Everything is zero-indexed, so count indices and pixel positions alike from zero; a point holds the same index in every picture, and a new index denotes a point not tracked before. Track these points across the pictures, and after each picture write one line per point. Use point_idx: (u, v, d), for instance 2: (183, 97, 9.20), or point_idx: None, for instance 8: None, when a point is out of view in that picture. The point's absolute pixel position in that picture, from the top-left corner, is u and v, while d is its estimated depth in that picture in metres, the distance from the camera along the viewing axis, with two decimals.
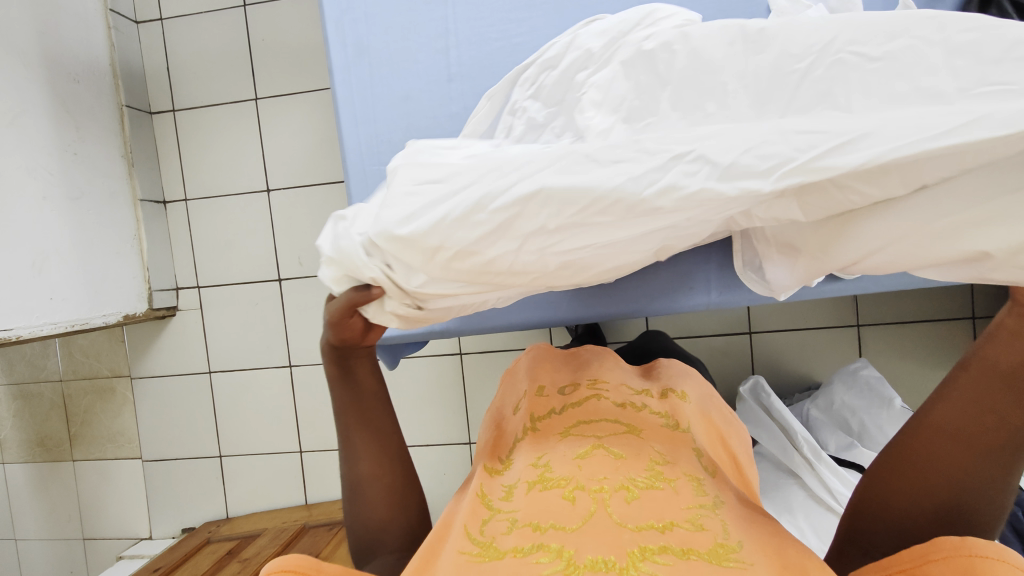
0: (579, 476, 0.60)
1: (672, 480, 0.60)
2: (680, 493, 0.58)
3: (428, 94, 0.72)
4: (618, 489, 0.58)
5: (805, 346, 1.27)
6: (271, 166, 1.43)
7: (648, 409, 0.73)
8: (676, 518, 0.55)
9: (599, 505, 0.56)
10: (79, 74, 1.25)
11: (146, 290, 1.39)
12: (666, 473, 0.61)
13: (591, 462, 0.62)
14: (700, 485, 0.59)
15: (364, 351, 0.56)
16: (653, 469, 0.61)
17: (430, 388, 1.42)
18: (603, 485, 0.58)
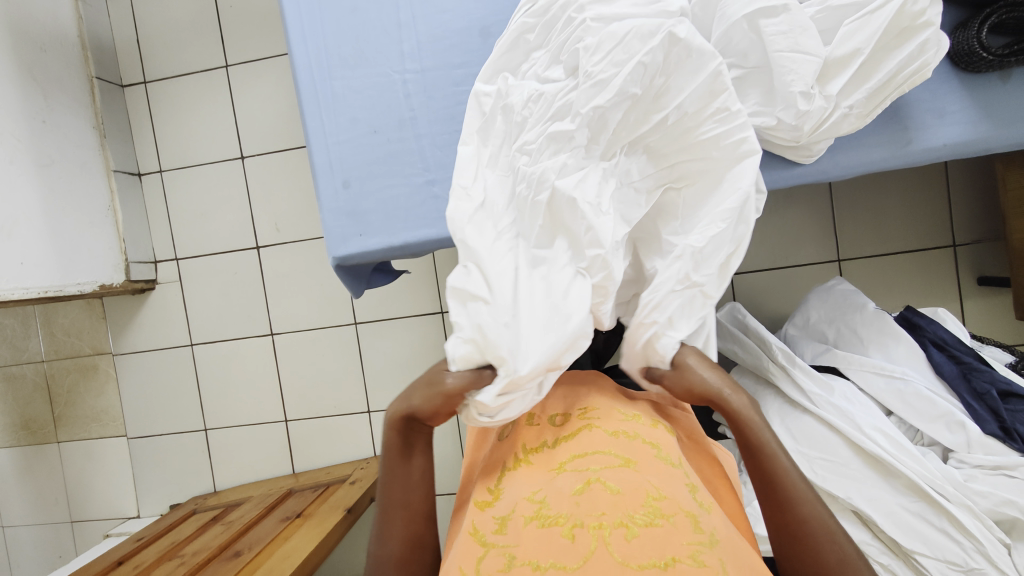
0: (579, 513, 0.56)
1: (672, 513, 0.56)
2: (680, 527, 0.55)
3: (375, 3, 0.71)
4: (617, 527, 0.55)
5: (788, 285, 1.26)
6: (244, 134, 1.42)
7: (642, 437, 0.64)
8: (677, 552, 0.54)
9: (599, 543, 0.55)
10: (45, 43, 1.25)
11: (123, 261, 1.38)
12: (667, 508, 0.56)
13: (590, 496, 0.57)
14: (699, 520, 0.56)
15: (424, 431, 0.63)
16: (653, 503, 0.57)
17: (412, 348, 1.41)
18: (603, 522, 0.55)
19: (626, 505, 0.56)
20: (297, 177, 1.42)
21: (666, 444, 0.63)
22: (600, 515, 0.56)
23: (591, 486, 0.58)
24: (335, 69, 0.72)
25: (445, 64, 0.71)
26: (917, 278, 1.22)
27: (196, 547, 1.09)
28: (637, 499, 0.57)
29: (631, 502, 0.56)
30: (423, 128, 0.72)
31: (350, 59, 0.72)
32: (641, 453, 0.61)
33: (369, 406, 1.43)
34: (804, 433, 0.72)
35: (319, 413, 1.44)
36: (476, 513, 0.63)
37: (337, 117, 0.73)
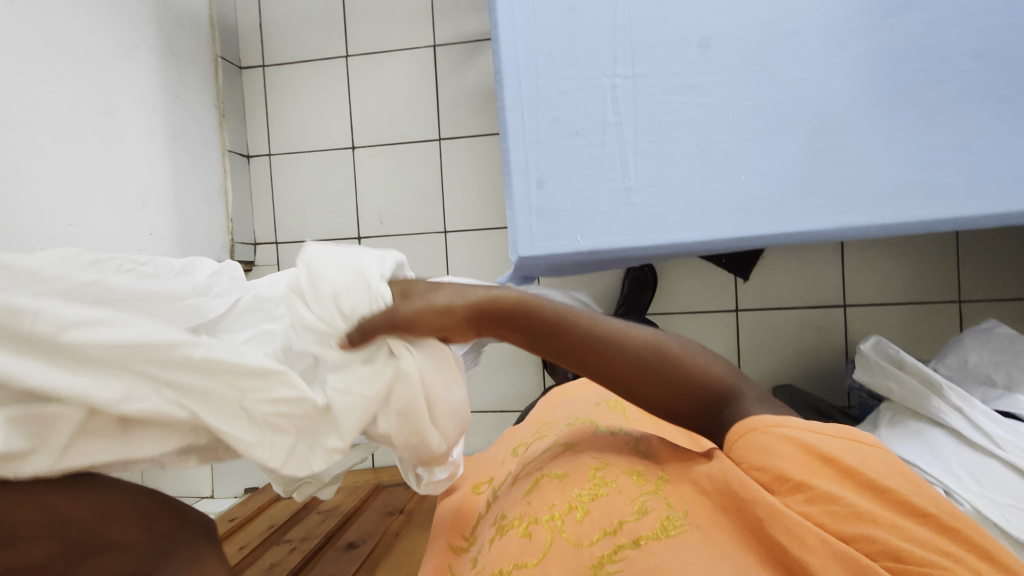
0: (533, 511, 0.57)
1: (615, 479, 0.56)
2: (624, 488, 0.54)
3: (594, 6, 0.71)
4: (569, 511, 0.54)
5: (901, 322, 1.25)
6: (358, 124, 1.43)
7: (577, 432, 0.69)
8: (623, 513, 0.51)
9: (555, 534, 0.53)
10: (183, 19, 1.27)
11: (228, 241, 1.39)
12: (608, 475, 0.57)
13: (540, 494, 0.59)
14: (643, 474, 0.56)
15: None
16: (596, 475, 0.57)
17: (511, 351, 1.41)
18: (556, 511, 0.55)
19: (574, 489, 0.57)
20: (405, 172, 1.42)
21: (608, 438, 0.65)
22: (552, 507, 0.56)
23: (542, 484, 0.60)
24: (544, 69, 0.72)
25: (660, 73, 0.70)
26: None
27: (301, 534, 1.09)
28: (583, 478, 0.57)
29: (577, 483, 0.57)
30: (629, 134, 0.71)
31: (561, 60, 0.72)
32: (583, 444, 0.64)
33: None
34: (992, 477, 0.70)
35: None
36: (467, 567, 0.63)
37: (539, 116, 0.72)
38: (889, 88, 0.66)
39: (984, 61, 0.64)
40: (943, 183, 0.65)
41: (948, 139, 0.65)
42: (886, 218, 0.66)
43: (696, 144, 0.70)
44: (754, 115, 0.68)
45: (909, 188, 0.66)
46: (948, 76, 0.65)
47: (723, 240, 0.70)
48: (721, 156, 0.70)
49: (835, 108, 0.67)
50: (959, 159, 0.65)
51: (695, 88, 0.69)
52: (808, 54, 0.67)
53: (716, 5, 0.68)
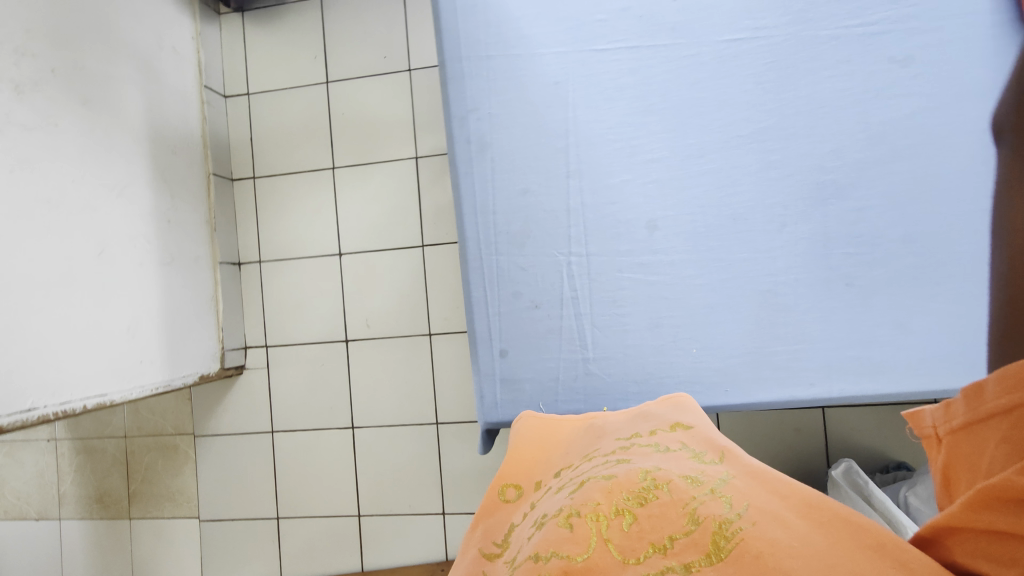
0: (575, 504, 0.49)
1: (666, 482, 0.48)
2: (677, 493, 0.47)
3: (548, 190, 0.75)
4: (613, 514, 0.47)
5: (882, 423, 1.25)
6: (344, 231, 1.48)
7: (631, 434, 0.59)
8: (676, 527, 0.44)
9: (599, 537, 0.45)
10: (176, 145, 1.34)
11: (219, 349, 1.43)
12: (661, 478, 0.49)
13: (582, 488, 0.51)
14: (698, 477, 0.48)
15: None
16: (647, 477, 0.49)
17: (496, 452, 1.42)
18: (599, 508, 0.47)
19: (619, 487, 0.49)
20: (390, 277, 1.46)
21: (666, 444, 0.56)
22: (595, 504, 0.48)
23: (587, 482, 0.52)
24: (503, 247, 0.76)
25: (611, 252, 0.74)
26: None
27: None
28: (632, 477, 0.50)
29: (624, 482, 0.49)
30: (585, 308, 0.74)
31: (519, 238, 0.76)
32: (634, 449, 0.56)
33: (443, 506, 1.43)
34: None
35: (394, 509, 1.45)
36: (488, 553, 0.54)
37: (500, 290, 0.76)
38: (826, 269, 0.69)
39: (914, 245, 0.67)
40: (885, 360, 0.68)
41: (885, 318, 0.68)
42: (834, 391, 0.69)
43: (649, 318, 0.73)
44: (702, 291, 0.72)
45: (853, 363, 0.69)
46: (881, 257, 0.68)
47: None
48: (673, 331, 0.73)
49: (779, 285, 0.70)
50: (897, 338, 0.68)
51: (647, 267, 0.73)
52: (749, 236, 0.71)
53: (661, 189, 0.72)
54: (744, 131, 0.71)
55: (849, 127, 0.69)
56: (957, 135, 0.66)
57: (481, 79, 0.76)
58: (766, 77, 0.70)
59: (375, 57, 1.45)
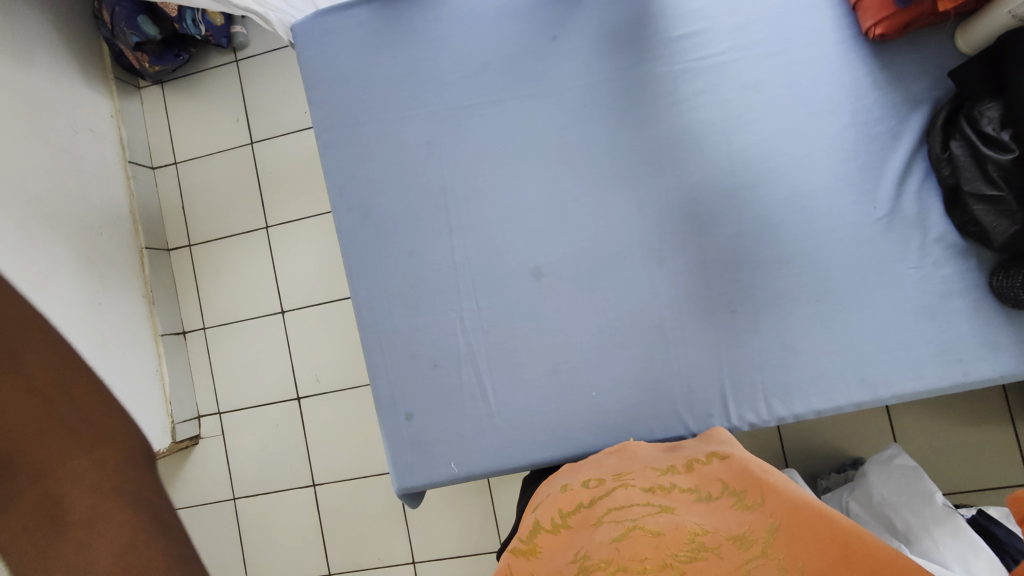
0: (620, 558, 0.52)
1: (717, 544, 0.51)
2: (727, 556, 0.50)
3: (434, 250, 0.74)
4: (661, 567, 0.51)
5: (835, 421, 1.25)
6: (284, 289, 1.47)
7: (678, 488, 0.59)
8: None
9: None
10: (102, 226, 1.34)
11: (170, 422, 1.42)
12: (709, 541, 0.52)
13: (628, 544, 0.53)
14: (748, 535, 0.51)
15: None
16: (694, 538, 0.52)
17: (460, 493, 1.40)
18: (646, 564, 0.51)
19: (667, 545, 0.52)
20: (334, 329, 1.45)
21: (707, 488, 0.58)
22: (642, 558, 0.52)
23: (631, 534, 0.54)
24: (396, 309, 0.75)
25: (501, 303, 0.73)
26: (964, 407, 1.22)
27: None
28: (679, 537, 0.53)
29: (672, 541, 0.53)
30: (482, 362, 0.73)
31: (411, 298, 0.75)
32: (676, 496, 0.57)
33: (412, 555, 1.41)
34: None
35: (363, 563, 1.42)
36: None
37: (397, 353, 0.75)
38: (709, 298, 0.69)
39: (791, 266, 0.68)
40: (779, 382, 0.68)
41: (773, 341, 0.68)
42: (732, 417, 0.68)
43: (546, 365, 0.72)
44: (594, 332, 0.72)
45: (749, 388, 0.68)
46: (763, 282, 0.68)
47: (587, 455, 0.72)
48: (571, 375, 0.72)
49: (665, 319, 0.70)
50: (787, 360, 0.67)
51: (541, 314, 0.72)
52: (632, 274, 0.71)
53: (540, 238, 0.72)
54: (613, 172, 0.71)
55: (717, 157, 0.69)
56: (818, 153, 0.67)
57: (354, 145, 0.75)
58: (626, 113, 0.71)
59: (295, 113, 1.47)
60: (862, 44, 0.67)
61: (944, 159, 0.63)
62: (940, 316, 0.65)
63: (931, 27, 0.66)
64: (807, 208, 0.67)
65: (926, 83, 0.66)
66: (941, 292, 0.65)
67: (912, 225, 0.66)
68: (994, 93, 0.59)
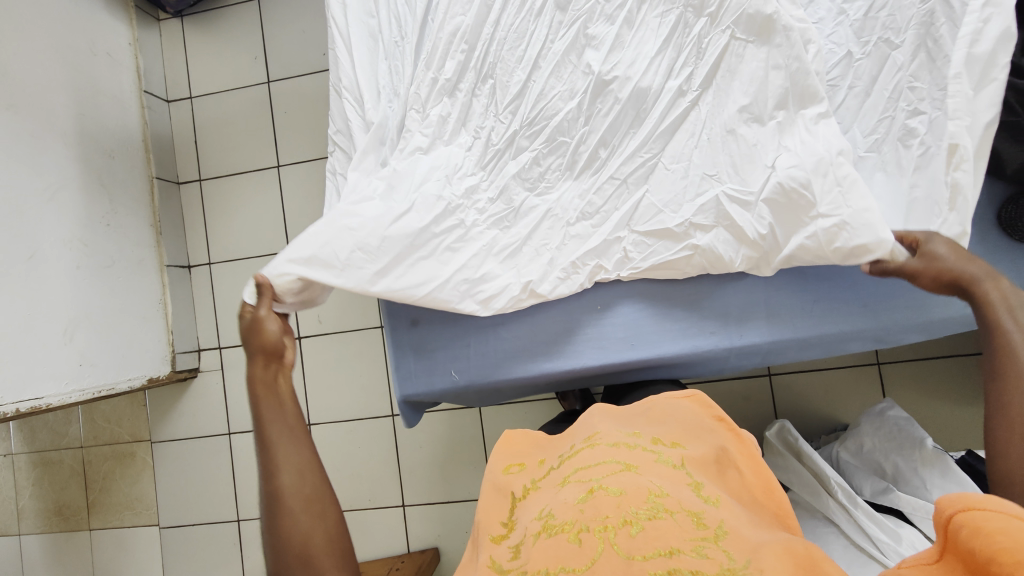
0: (583, 518, 0.52)
1: (675, 509, 0.52)
2: (684, 524, 0.51)
3: None
4: (621, 524, 0.51)
5: (828, 388, 1.26)
6: (292, 229, 1.47)
7: (642, 447, 0.62)
8: (681, 544, 0.49)
9: (606, 545, 0.50)
10: (114, 149, 1.33)
11: (169, 351, 1.42)
12: (668, 504, 0.53)
13: (593, 500, 0.53)
14: (702, 517, 0.52)
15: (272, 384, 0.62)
16: (655, 498, 0.53)
17: (452, 440, 1.42)
18: (608, 522, 0.51)
19: (628, 503, 0.52)
20: None
21: (667, 463, 0.60)
22: (603, 517, 0.51)
23: (595, 493, 0.54)
24: None
25: None
26: (959, 381, 1.23)
27: None
28: (639, 496, 0.53)
29: (633, 499, 0.53)
30: None
31: None
32: (640, 459, 0.59)
33: (402, 498, 1.42)
34: None
35: (353, 505, 1.44)
36: (492, 548, 0.58)
37: None
38: None
39: None
40: (782, 304, 0.69)
41: None
42: (733, 337, 0.69)
43: None
44: None
45: (751, 310, 0.69)
46: None
47: (589, 368, 0.73)
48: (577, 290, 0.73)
49: None
50: (792, 282, 0.69)
51: None
52: None
53: None
54: None
55: None
56: None
57: None
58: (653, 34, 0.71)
59: (313, 55, 1.47)
60: None
61: None
62: None
63: None
64: None
65: None
66: None
67: None
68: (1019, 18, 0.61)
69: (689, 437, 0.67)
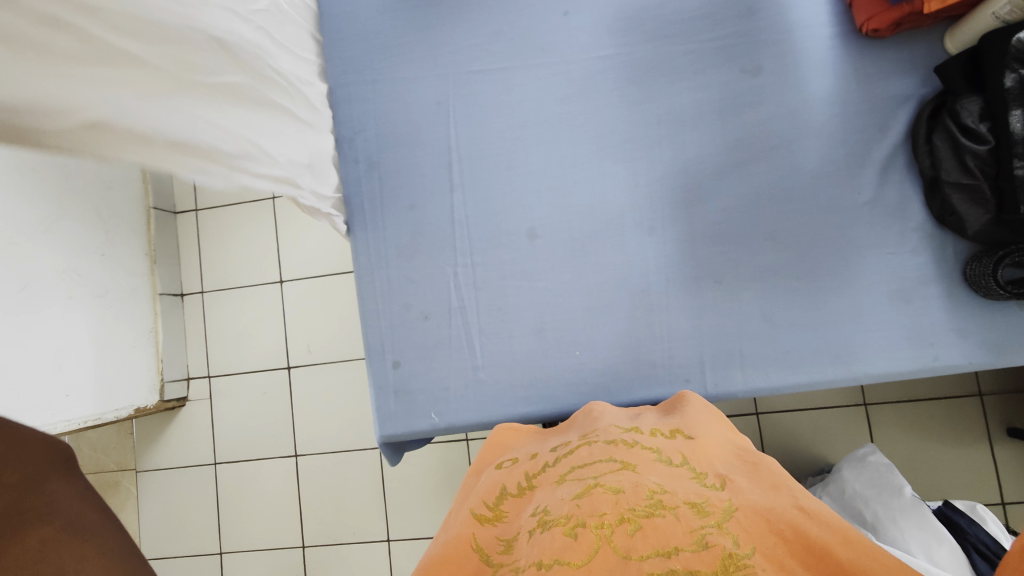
0: (580, 514, 0.46)
1: (674, 503, 0.46)
2: (684, 517, 0.45)
3: (434, 206, 0.77)
4: (618, 522, 0.44)
5: (814, 427, 1.27)
6: (284, 259, 1.49)
7: (640, 445, 0.57)
8: (682, 541, 0.42)
9: (602, 542, 0.43)
10: (112, 181, 1.36)
11: (159, 380, 1.43)
12: (668, 499, 0.47)
13: (589, 497, 0.48)
14: (704, 506, 0.47)
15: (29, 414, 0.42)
16: (654, 495, 0.47)
17: (440, 474, 1.41)
18: (605, 519, 0.44)
19: (626, 500, 0.46)
20: (330, 303, 1.47)
21: (671, 458, 0.55)
22: (600, 513, 0.45)
23: (592, 490, 0.48)
24: (391, 260, 0.77)
25: (494, 260, 0.76)
26: (944, 422, 1.23)
27: None
28: (639, 493, 0.47)
29: (631, 496, 0.47)
30: (472, 316, 0.76)
31: (408, 251, 0.77)
32: (639, 458, 0.54)
33: (386, 532, 1.41)
34: None
35: (337, 539, 1.42)
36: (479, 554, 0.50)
37: (390, 303, 0.77)
38: (695, 266, 0.72)
39: (774, 242, 0.71)
40: (756, 353, 0.70)
41: (753, 311, 0.70)
42: (708, 385, 0.70)
43: (533, 322, 0.75)
44: (582, 294, 0.74)
45: (727, 358, 0.70)
46: (745, 255, 0.71)
47: (567, 413, 0.74)
48: (557, 333, 0.74)
49: (651, 285, 0.73)
50: (766, 331, 0.70)
51: (534, 273, 0.75)
52: (622, 239, 0.74)
53: (536, 199, 0.75)
54: (611, 142, 0.74)
55: (712, 134, 0.72)
56: (808, 137, 0.71)
57: (369, 101, 0.78)
58: (631, 89, 0.74)
59: None
60: (857, 40, 0.71)
61: (925, 151, 0.66)
62: (914, 301, 0.68)
63: (922, 28, 0.70)
64: (795, 191, 0.70)
65: (916, 81, 0.69)
66: (917, 277, 0.68)
67: (891, 211, 0.69)
68: (973, 89, 0.63)
69: (690, 426, 0.61)
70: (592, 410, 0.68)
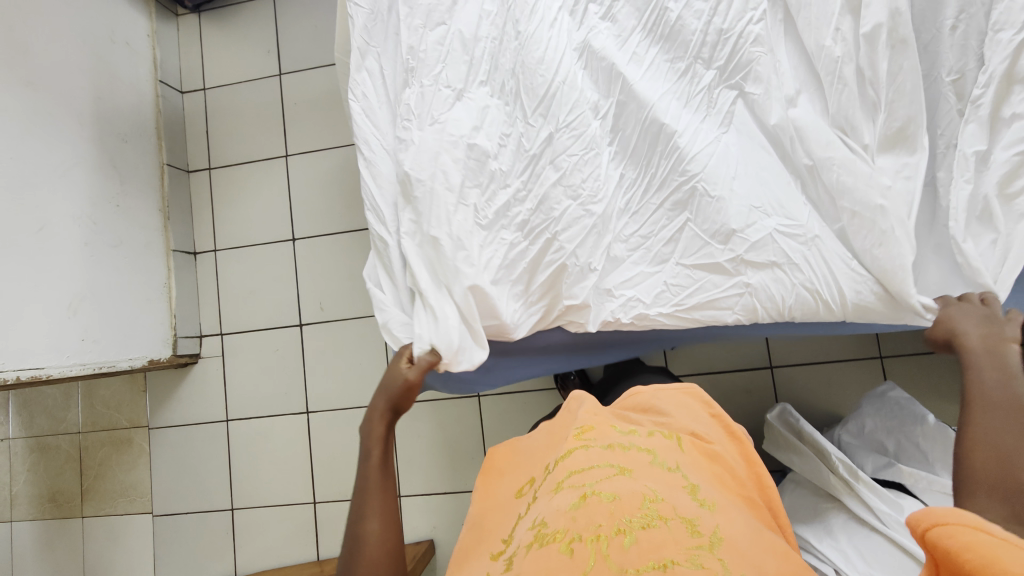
0: (575, 526, 0.49)
1: (669, 516, 0.50)
2: (676, 533, 0.48)
3: None
4: (614, 534, 0.48)
5: (829, 381, 1.25)
6: (296, 217, 1.49)
7: (635, 447, 0.59)
8: (674, 556, 0.46)
9: (599, 557, 0.47)
10: (127, 134, 1.36)
11: (171, 334, 1.43)
12: (663, 511, 0.50)
13: (585, 508, 0.51)
14: (697, 525, 0.49)
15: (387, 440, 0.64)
16: (648, 505, 0.51)
17: (451, 430, 1.41)
18: (600, 532, 0.48)
19: (621, 512, 0.50)
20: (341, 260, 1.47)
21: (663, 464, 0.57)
22: (596, 526, 0.49)
23: (587, 500, 0.51)
24: None
25: None
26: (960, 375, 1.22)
27: None
28: (633, 503, 0.51)
29: (626, 507, 0.50)
30: None
31: None
32: (634, 461, 0.56)
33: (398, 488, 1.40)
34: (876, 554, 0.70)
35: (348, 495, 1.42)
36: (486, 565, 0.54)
37: None
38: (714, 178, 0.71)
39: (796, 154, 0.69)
40: None
41: None
42: None
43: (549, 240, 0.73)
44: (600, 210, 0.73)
45: None
46: None
47: None
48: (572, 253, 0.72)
49: None
50: None
51: None
52: None
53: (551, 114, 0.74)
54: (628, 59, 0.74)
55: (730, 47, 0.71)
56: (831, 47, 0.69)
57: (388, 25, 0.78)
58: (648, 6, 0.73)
59: (320, 51, 1.51)
60: None
61: None
62: None
63: None
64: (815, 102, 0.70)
65: None
66: None
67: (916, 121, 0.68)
68: None
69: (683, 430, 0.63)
70: (587, 404, 0.68)
